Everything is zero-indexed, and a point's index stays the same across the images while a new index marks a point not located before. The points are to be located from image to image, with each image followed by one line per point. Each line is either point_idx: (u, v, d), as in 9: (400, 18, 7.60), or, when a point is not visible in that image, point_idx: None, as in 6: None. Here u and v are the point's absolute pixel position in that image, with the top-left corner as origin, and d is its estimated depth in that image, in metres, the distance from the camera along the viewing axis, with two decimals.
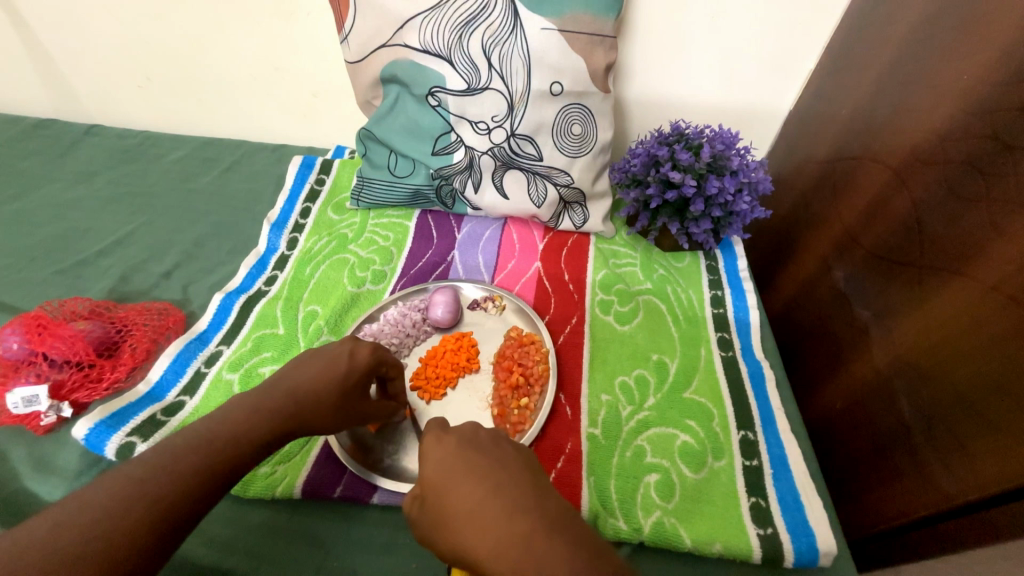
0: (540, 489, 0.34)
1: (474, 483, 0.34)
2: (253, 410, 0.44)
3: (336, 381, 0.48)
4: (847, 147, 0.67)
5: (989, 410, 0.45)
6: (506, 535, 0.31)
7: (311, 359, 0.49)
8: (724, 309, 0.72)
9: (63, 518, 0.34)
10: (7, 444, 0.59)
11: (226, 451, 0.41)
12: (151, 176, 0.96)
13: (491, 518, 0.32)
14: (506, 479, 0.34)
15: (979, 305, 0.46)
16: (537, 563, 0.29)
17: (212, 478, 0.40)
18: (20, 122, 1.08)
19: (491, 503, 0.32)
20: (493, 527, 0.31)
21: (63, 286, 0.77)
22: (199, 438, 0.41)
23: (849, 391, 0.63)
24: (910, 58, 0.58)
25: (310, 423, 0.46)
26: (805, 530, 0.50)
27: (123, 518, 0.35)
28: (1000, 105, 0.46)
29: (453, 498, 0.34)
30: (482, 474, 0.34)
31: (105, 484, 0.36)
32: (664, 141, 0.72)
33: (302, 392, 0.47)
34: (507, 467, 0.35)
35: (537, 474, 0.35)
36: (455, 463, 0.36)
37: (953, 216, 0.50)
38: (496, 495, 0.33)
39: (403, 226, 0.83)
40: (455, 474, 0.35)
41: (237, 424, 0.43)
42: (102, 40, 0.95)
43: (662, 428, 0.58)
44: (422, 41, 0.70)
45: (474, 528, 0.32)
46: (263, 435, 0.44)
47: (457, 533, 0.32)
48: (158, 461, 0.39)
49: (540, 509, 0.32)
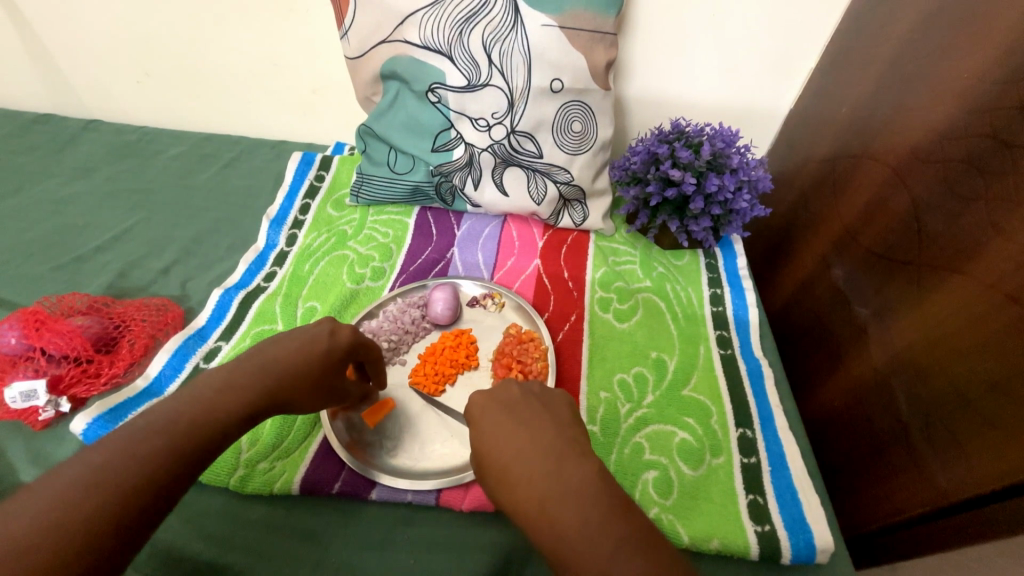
0: (562, 450, 0.36)
1: (504, 445, 0.37)
2: (221, 384, 0.43)
3: (314, 357, 0.47)
4: (847, 146, 0.67)
5: (984, 407, 0.45)
6: (531, 496, 0.34)
7: (290, 335, 0.48)
8: (723, 307, 0.72)
9: (61, 509, 0.34)
10: (6, 439, 0.59)
11: (191, 427, 0.40)
12: (150, 173, 0.95)
13: (520, 478, 0.35)
14: (536, 443, 0.37)
15: (976, 303, 0.46)
16: (566, 505, 0.33)
17: (183, 461, 0.39)
18: (18, 116, 1.07)
19: (524, 464, 0.36)
20: (520, 484, 0.35)
21: (62, 282, 0.77)
22: (178, 414, 0.40)
23: (848, 389, 0.63)
24: (909, 58, 0.58)
25: (278, 401, 0.45)
26: (803, 527, 0.50)
27: (122, 514, 0.35)
28: (999, 104, 0.46)
29: (490, 459, 0.38)
30: (513, 437, 0.38)
31: (102, 470, 0.36)
32: (664, 139, 0.72)
33: (273, 366, 0.45)
34: (533, 427, 0.38)
35: (558, 436, 0.38)
36: (493, 427, 0.39)
37: (951, 214, 0.50)
38: (533, 446, 0.37)
39: (403, 222, 0.83)
40: (490, 434, 0.39)
41: (203, 400, 0.42)
42: (101, 34, 0.94)
43: (661, 425, 0.58)
44: (422, 36, 0.69)
45: (509, 484, 0.36)
46: (232, 409, 0.42)
47: (492, 480, 0.37)
48: (132, 444, 0.38)
49: (557, 475, 0.35)
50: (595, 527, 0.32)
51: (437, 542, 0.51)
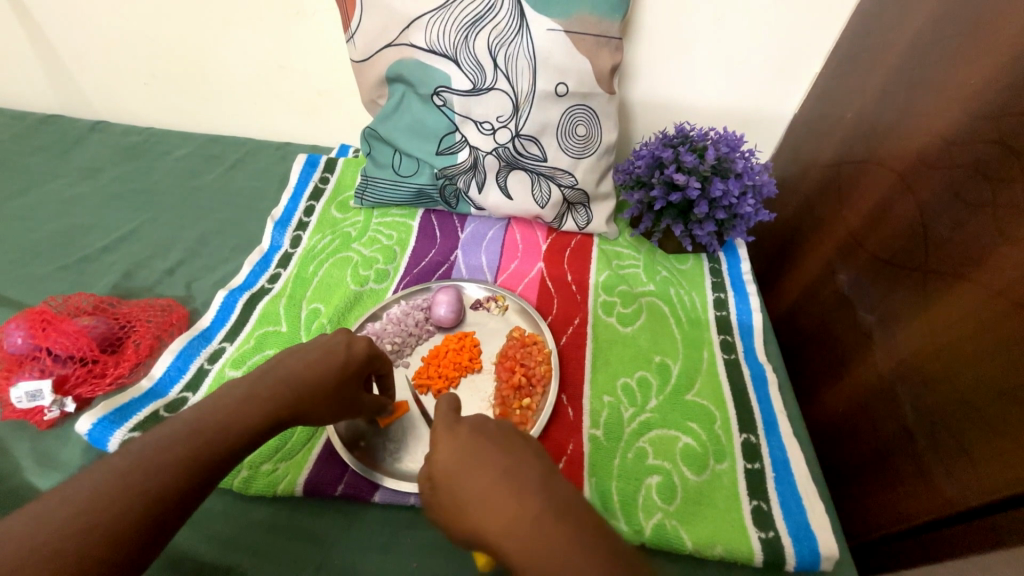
0: (551, 472, 0.33)
1: (484, 467, 0.33)
2: (244, 395, 0.43)
3: (332, 368, 0.47)
4: (853, 151, 0.67)
5: (991, 415, 0.44)
6: (515, 519, 0.30)
7: (308, 347, 0.48)
8: (727, 312, 0.72)
9: (86, 513, 0.34)
10: (10, 438, 0.60)
11: (214, 438, 0.40)
12: (156, 174, 0.96)
13: (503, 502, 0.31)
14: (519, 465, 0.33)
15: (983, 310, 0.46)
16: (553, 532, 0.29)
17: (203, 467, 0.39)
18: (25, 117, 1.08)
19: (504, 488, 0.32)
20: (504, 511, 0.31)
21: (68, 282, 0.77)
22: (202, 425, 0.40)
23: (853, 395, 0.63)
24: (916, 64, 0.58)
25: (299, 412, 0.45)
26: (808, 534, 0.50)
27: (143, 518, 0.35)
28: (1006, 110, 0.46)
29: (465, 485, 0.33)
30: (491, 462, 0.33)
31: (119, 475, 0.36)
32: (669, 143, 0.72)
33: (295, 377, 0.45)
34: (518, 453, 0.34)
35: (544, 458, 0.34)
36: (469, 451, 0.34)
37: (958, 221, 0.50)
38: (516, 469, 0.33)
39: (406, 225, 0.83)
40: (466, 460, 0.34)
41: (226, 409, 0.42)
42: (108, 35, 0.95)
43: (664, 430, 0.58)
44: (427, 40, 0.70)
45: (486, 513, 0.31)
46: (251, 419, 0.42)
47: (465, 511, 0.32)
48: (144, 451, 0.38)
49: (546, 493, 0.31)
50: (588, 545, 0.28)
51: (439, 545, 0.51)
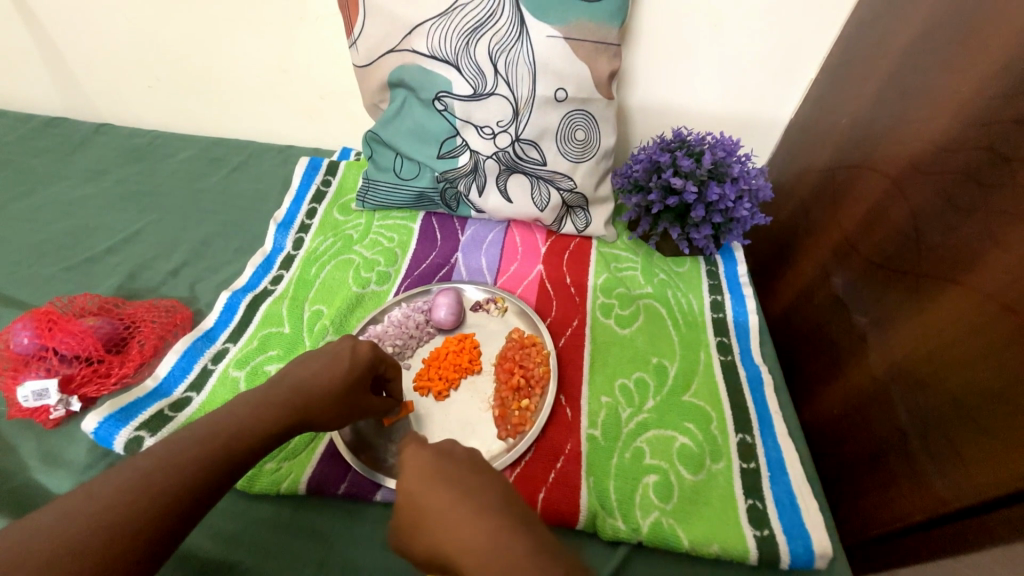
0: (513, 492, 0.34)
1: (445, 491, 0.34)
2: (257, 400, 0.44)
3: (337, 372, 0.48)
4: (847, 156, 0.68)
5: (983, 416, 0.45)
6: (475, 536, 0.31)
7: (314, 356, 0.49)
8: (724, 313, 0.73)
9: (105, 512, 0.35)
10: (18, 437, 0.60)
11: (224, 438, 0.41)
12: (159, 176, 0.97)
13: (464, 523, 0.31)
14: (481, 490, 0.34)
15: (973, 313, 0.47)
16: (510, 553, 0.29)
17: (217, 466, 0.40)
18: (30, 119, 1.09)
19: (464, 511, 0.32)
20: (464, 533, 0.31)
21: (73, 282, 0.78)
22: (214, 429, 0.41)
23: (847, 396, 0.64)
24: (909, 71, 0.59)
25: (308, 417, 0.46)
26: (801, 532, 0.51)
27: (163, 518, 0.36)
28: (997, 118, 0.47)
29: (427, 505, 0.33)
30: (455, 486, 0.34)
31: (135, 475, 0.37)
32: (666, 148, 0.73)
33: (304, 383, 0.47)
34: (483, 480, 0.34)
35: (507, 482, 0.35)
36: (432, 474, 0.35)
37: (949, 226, 0.51)
38: (477, 492, 0.33)
39: (407, 227, 0.84)
40: (430, 481, 0.35)
41: (237, 414, 0.43)
42: (114, 38, 0.96)
43: (660, 430, 0.59)
44: (429, 46, 0.71)
45: (446, 534, 0.32)
46: (263, 423, 0.43)
47: (425, 532, 0.33)
48: (163, 452, 0.39)
49: (510, 508, 0.32)
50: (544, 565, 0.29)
51: None
